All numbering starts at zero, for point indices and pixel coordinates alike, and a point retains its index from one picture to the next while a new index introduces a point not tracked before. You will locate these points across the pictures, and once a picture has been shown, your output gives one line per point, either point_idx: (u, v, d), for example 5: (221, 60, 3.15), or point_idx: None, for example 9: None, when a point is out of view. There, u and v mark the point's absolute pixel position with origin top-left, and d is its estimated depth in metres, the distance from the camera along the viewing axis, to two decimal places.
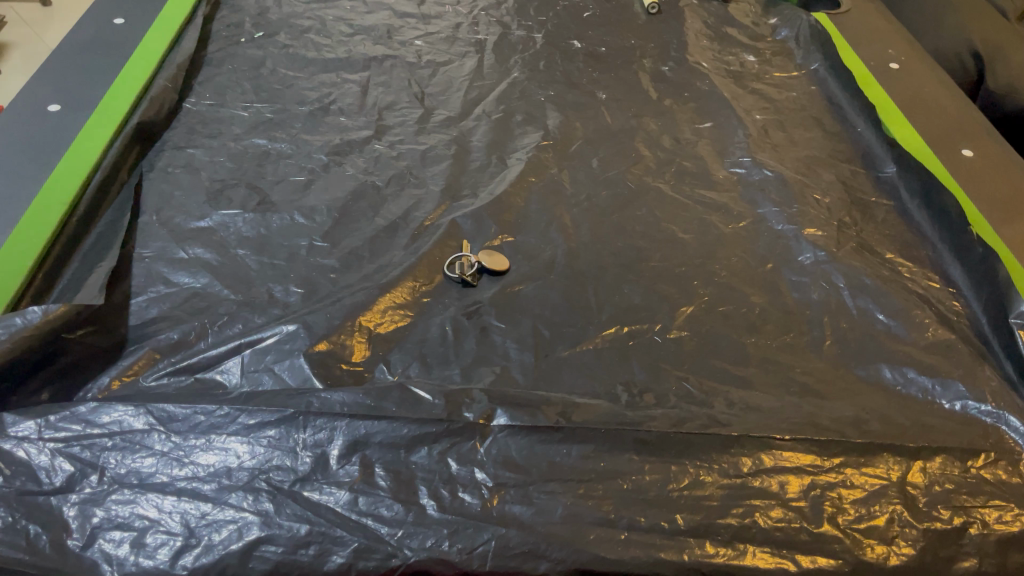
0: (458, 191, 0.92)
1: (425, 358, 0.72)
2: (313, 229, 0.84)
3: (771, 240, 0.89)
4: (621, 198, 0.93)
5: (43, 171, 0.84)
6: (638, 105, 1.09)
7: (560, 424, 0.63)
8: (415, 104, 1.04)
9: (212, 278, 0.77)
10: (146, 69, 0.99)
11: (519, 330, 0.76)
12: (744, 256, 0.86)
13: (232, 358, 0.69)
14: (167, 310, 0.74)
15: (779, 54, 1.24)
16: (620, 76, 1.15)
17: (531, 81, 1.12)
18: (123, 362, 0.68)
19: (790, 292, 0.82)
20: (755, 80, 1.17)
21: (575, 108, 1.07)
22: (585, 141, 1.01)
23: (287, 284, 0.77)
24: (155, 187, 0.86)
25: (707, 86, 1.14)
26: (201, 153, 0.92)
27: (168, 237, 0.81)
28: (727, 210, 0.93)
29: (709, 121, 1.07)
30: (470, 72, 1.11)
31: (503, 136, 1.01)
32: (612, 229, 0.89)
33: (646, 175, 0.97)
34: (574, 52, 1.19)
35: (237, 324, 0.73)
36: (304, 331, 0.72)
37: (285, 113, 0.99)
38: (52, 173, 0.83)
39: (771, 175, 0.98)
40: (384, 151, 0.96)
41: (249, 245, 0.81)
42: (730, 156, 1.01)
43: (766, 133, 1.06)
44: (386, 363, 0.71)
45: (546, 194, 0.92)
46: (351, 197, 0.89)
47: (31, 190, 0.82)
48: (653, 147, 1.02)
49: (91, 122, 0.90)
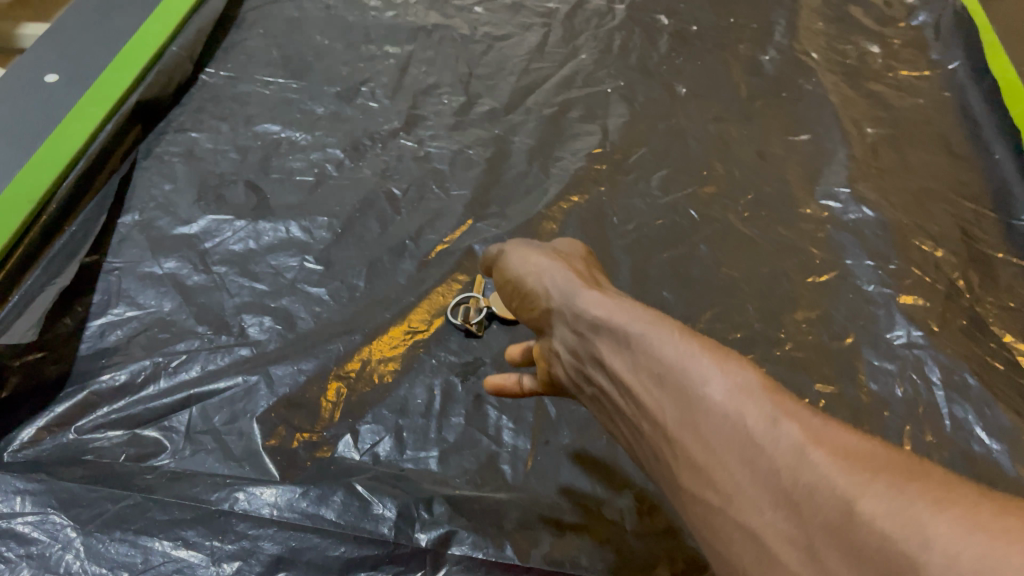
0: (485, 205, 0.80)
1: (401, 434, 0.61)
2: (309, 247, 0.74)
3: (855, 305, 0.72)
4: (679, 230, 0.78)
5: (29, 145, 0.74)
6: (719, 105, 0.92)
7: (530, 564, 0.52)
8: (458, 90, 0.92)
9: (179, 305, 0.68)
10: (160, 31, 0.89)
11: (519, 404, 0.63)
12: (816, 326, 0.71)
13: (178, 414, 0.60)
14: (123, 339, 0.65)
15: (911, 45, 1.01)
16: (705, 64, 0.97)
17: (598, 65, 0.96)
18: (55, 410, 0.60)
19: (866, 383, 0.67)
20: (874, 79, 0.97)
21: (643, 103, 0.91)
22: (649, 151, 0.86)
23: (262, 319, 0.68)
24: (145, 179, 0.79)
25: (812, 85, 0.95)
26: (205, 139, 0.83)
27: (145, 247, 0.73)
28: (809, 258, 0.76)
29: (806, 133, 0.89)
30: (529, 50, 0.97)
31: (553, 135, 0.87)
32: (660, 272, 0.75)
33: (717, 203, 0.81)
34: (658, 30, 1.01)
35: (193, 366, 0.64)
36: (265, 385, 0.62)
37: (309, 93, 0.90)
38: (38, 149, 0.73)
39: (870, 216, 0.80)
40: (411, 150, 0.84)
41: (231, 262, 0.72)
42: (825, 183, 0.83)
43: (873, 153, 0.87)
44: (354, 435, 0.60)
45: (587, 221, 0.79)
46: (360, 208, 0.78)
47: (12, 167, 0.72)
48: (732, 164, 0.85)
49: (91, 95, 0.80)
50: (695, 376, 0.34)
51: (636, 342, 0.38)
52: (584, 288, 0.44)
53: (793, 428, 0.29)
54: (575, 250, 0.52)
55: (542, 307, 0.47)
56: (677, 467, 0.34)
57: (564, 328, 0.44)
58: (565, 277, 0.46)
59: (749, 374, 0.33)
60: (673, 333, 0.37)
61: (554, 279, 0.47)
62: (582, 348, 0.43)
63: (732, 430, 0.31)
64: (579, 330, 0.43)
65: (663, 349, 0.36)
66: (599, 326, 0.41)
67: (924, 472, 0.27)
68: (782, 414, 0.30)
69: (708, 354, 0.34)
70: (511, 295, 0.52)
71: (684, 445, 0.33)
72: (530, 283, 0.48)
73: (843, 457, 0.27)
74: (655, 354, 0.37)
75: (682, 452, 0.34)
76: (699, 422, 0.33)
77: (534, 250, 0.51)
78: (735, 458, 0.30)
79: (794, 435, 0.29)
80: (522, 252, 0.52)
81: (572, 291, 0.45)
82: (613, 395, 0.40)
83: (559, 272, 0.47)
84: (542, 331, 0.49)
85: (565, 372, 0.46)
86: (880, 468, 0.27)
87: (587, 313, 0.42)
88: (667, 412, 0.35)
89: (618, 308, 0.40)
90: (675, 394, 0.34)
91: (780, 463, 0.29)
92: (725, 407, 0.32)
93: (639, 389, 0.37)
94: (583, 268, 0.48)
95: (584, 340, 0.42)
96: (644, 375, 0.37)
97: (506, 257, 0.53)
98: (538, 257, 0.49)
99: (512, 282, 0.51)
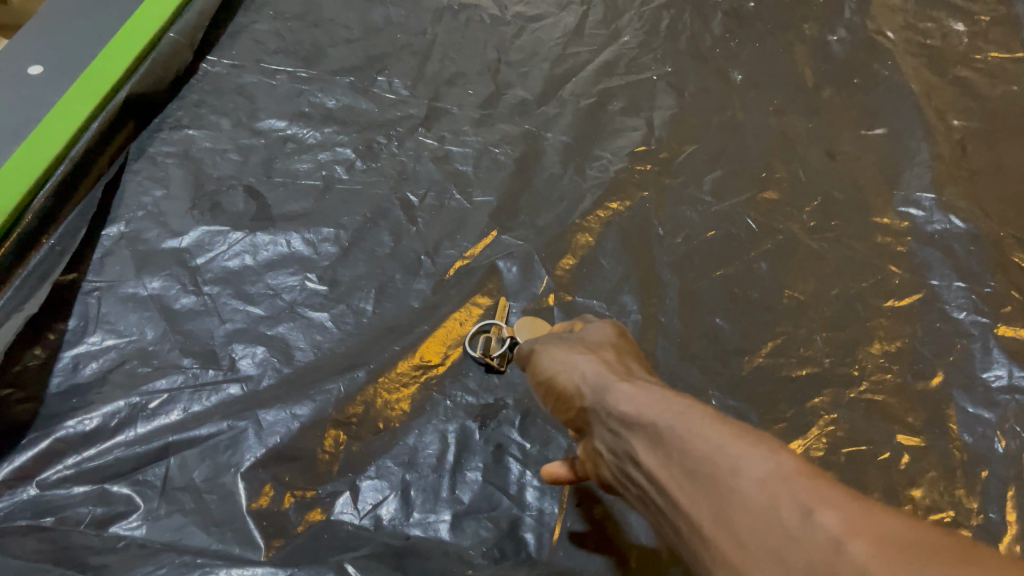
0: (512, 213, 0.70)
1: (409, 492, 0.53)
2: (313, 264, 0.65)
3: (944, 337, 0.62)
4: (735, 243, 0.68)
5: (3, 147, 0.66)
6: (781, 95, 0.81)
7: None
8: (485, 79, 0.82)
9: (163, 332, 0.60)
10: (158, 15, 0.80)
11: (547, 459, 0.55)
12: (898, 362, 0.60)
13: (154, 467, 0.53)
14: (99, 374, 0.57)
15: (1001, 23, 0.89)
16: (765, 47, 0.86)
17: (643, 49, 0.85)
18: (16, 461, 0.52)
19: (959, 435, 0.57)
20: (960, 63, 0.85)
21: (694, 93, 0.81)
22: (701, 150, 0.75)
23: (256, 350, 0.60)
24: (134, 184, 0.71)
25: (888, 71, 0.83)
26: (202, 137, 0.75)
27: (128, 263, 0.65)
28: (888, 277, 0.66)
29: (881, 127, 0.77)
30: (566, 33, 0.87)
31: (592, 131, 0.77)
32: (713, 295, 0.65)
33: (778, 211, 0.71)
34: (711, 7, 0.90)
35: (174, 409, 0.56)
36: (254, 433, 0.54)
37: (319, 83, 0.81)
38: (13, 151, 0.66)
39: (960, 227, 0.69)
40: (430, 148, 0.75)
41: (225, 282, 0.64)
42: (905, 187, 0.72)
43: (962, 151, 0.75)
44: (354, 492, 0.52)
45: (628, 232, 0.69)
46: (372, 218, 0.69)
47: None
48: (795, 163, 0.75)
49: (76, 88, 0.72)
50: (723, 464, 0.27)
51: (661, 429, 0.32)
52: (615, 380, 0.37)
53: (829, 519, 0.23)
54: (608, 336, 0.44)
55: (573, 402, 0.40)
56: (705, 568, 0.27)
57: (599, 426, 0.37)
58: (595, 367, 0.39)
59: (785, 459, 0.27)
60: (701, 415, 0.31)
61: (583, 369, 0.40)
62: (613, 447, 0.36)
63: (764, 525, 0.25)
64: (608, 424, 0.36)
65: (691, 434, 0.30)
66: (631, 424, 0.34)
67: (987, 561, 0.21)
68: (820, 504, 0.24)
69: (739, 437, 0.28)
70: (541, 392, 0.45)
71: (707, 544, 0.27)
72: (562, 382, 0.41)
73: (889, 550, 0.21)
74: (679, 443, 0.30)
75: (709, 550, 0.27)
76: (728, 518, 0.26)
77: (566, 342, 0.45)
78: (766, 557, 0.24)
79: (832, 530, 0.23)
80: (554, 344, 0.45)
81: (603, 381, 0.38)
82: (643, 497, 0.33)
83: (590, 361, 0.40)
84: (576, 427, 0.41)
85: (601, 471, 0.38)
86: (933, 560, 0.21)
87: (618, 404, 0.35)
88: (694, 508, 0.28)
89: (650, 399, 0.34)
90: (702, 487, 0.28)
91: (813, 559, 0.23)
92: (752, 497, 0.26)
93: (665, 483, 0.30)
94: (621, 357, 0.41)
95: (614, 436, 0.35)
96: (672, 469, 0.30)
97: (536, 359, 0.46)
98: (569, 353, 0.42)
99: (541, 374, 0.44)
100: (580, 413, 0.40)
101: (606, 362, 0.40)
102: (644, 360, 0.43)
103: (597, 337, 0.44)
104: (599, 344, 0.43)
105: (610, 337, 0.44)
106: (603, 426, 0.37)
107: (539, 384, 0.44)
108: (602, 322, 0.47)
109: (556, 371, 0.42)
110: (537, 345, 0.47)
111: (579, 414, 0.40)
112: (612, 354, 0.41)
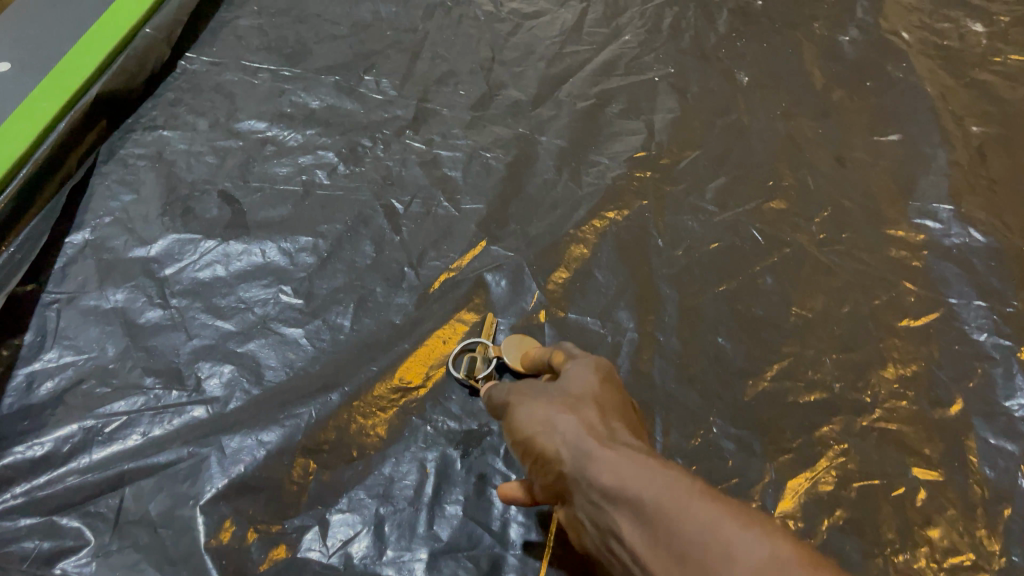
0: (502, 222, 0.66)
1: (382, 527, 0.49)
2: (288, 277, 0.61)
3: (964, 361, 0.57)
4: (739, 255, 0.64)
5: None
6: (790, 98, 0.76)
7: None
8: (477, 78, 0.78)
9: (124, 349, 0.56)
10: (133, 9, 0.76)
11: None
12: (913, 387, 0.56)
13: (107, 497, 0.49)
14: (54, 394, 0.54)
15: (1021, 23, 0.85)
16: (774, 47, 0.81)
17: (644, 49, 0.81)
18: None
19: (979, 468, 0.52)
20: (979, 65, 0.80)
21: (698, 95, 0.76)
22: (704, 156, 0.71)
23: (223, 369, 0.56)
24: (102, 188, 0.66)
25: (903, 72, 0.78)
26: (176, 137, 0.71)
27: (92, 272, 0.60)
28: (903, 294, 0.61)
29: (896, 133, 0.73)
30: (564, 31, 0.83)
31: (589, 134, 0.73)
32: (716, 312, 0.60)
33: (786, 222, 0.66)
34: (716, 4, 0.85)
35: (132, 433, 0.52)
36: (216, 461, 0.50)
37: (302, 81, 0.76)
38: None
39: (980, 241, 0.64)
40: (417, 152, 0.71)
41: (193, 294, 0.60)
42: (922, 196, 0.68)
43: (981, 158, 0.71)
44: (323, 527, 0.48)
45: (626, 243, 0.65)
46: (353, 227, 0.65)
47: None
48: (804, 170, 0.70)
49: (43, 86, 0.68)
50: (716, 548, 0.25)
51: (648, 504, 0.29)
52: (599, 446, 0.34)
53: None
54: (591, 385, 0.40)
55: (552, 466, 0.36)
56: None
57: (583, 498, 0.33)
58: (576, 429, 0.35)
59: (779, 542, 0.24)
60: (688, 489, 0.28)
61: (562, 431, 0.36)
62: (598, 523, 0.32)
63: None
64: (592, 497, 0.32)
65: (676, 511, 0.27)
66: (618, 500, 0.31)
67: None
68: None
69: (728, 515, 0.26)
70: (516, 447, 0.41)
71: None
72: (541, 443, 0.37)
73: None
74: (667, 521, 0.28)
75: None
76: None
77: (542, 392, 0.41)
78: None
79: None
80: (529, 393, 0.41)
81: (586, 447, 0.34)
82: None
83: (570, 420, 0.36)
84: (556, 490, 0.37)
85: (583, 541, 0.35)
86: None
87: (600, 472, 0.32)
88: None
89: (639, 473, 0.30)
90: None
91: None
92: None
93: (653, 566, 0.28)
94: (604, 415, 0.37)
95: (600, 512, 0.32)
96: (660, 551, 0.28)
97: (513, 409, 0.41)
98: (546, 409, 0.38)
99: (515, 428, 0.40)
100: (559, 478, 0.36)
101: (587, 421, 0.36)
102: (630, 413, 0.39)
103: (577, 385, 0.40)
104: (580, 399, 0.39)
105: (589, 383, 0.40)
106: (586, 497, 0.33)
107: (513, 439, 0.40)
108: (584, 365, 0.43)
109: (532, 429, 0.38)
110: (510, 394, 0.43)
111: (557, 479, 0.36)
112: (592, 409, 0.37)
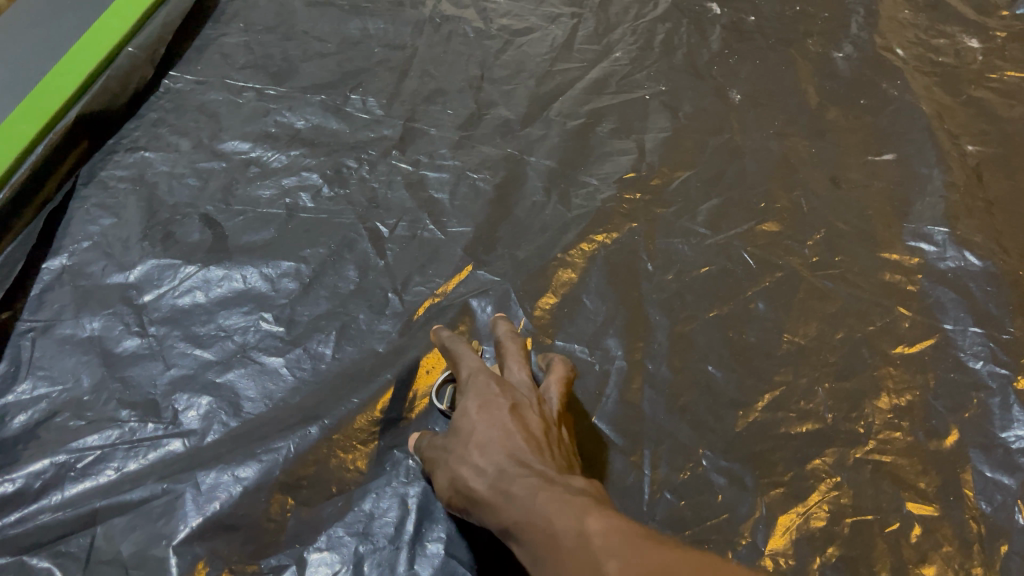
0: (489, 246, 0.65)
1: (362, 567, 0.48)
2: (271, 303, 0.60)
3: (960, 390, 0.56)
4: (730, 280, 0.63)
5: None
6: (783, 116, 0.75)
7: None
8: (466, 97, 0.76)
9: (100, 380, 0.55)
10: (116, 29, 0.75)
11: None
12: (908, 418, 0.55)
13: (78, 536, 0.47)
14: (27, 427, 0.52)
15: (1019, 39, 0.83)
16: (767, 64, 0.80)
17: (636, 66, 0.80)
18: None
19: (975, 503, 0.51)
20: (976, 83, 0.79)
21: (691, 114, 0.75)
22: (696, 177, 0.70)
23: (200, 401, 0.54)
24: (81, 212, 0.65)
25: (898, 90, 0.77)
26: (158, 158, 0.69)
27: (68, 300, 0.59)
28: (898, 320, 0.60)
29: (891, 153, 0.72)
30: (555, 48, 0.81)
31: (579, 154, 0.72)
32: (706, 340, 0.59)
33: (777, 246, 0.65)
34: (709, 21, 0.84)
35: (106, 469, 0.50)
36: (191, 497, 0.49)
37: (287, 99, 0.75)
38: None
39: (977, 264, 0.63)
40: (404, 173, 0.70)
41: (172, 321, 0.59)
42: (918, 218, 0.67)
43: (978, 179, 0.70)
44: (300, 565, 0.47)
45: (615, 267, 0.63)
46: (337, 251, 0.64)
47: None
48: (798, 192, 0.69)
49: (22, 110, 0.67)
50: (583, 537, 0.31)
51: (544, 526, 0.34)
52: (507, 490, 0.39)
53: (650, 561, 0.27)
54: (478, 423, 0.45)
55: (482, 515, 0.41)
56: None
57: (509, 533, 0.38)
58: (491, 482, 0.40)
59: (619, 523, 0.31)
60: (565, 504, 0.34)
61: (480, 487, 0.41)
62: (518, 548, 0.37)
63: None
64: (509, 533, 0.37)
65: (557, 518, 0.34)
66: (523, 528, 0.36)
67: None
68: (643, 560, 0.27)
69: (595, 509, 0.33)
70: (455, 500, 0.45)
71: None
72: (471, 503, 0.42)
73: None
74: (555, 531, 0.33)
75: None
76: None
77: (455, 450, 0.45)
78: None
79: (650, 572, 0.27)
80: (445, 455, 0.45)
81: (499, 494, 0.39)
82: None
83: (484, 475, 0.41)
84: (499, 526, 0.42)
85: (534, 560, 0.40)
86: None
87: (485, 495, 0.40)
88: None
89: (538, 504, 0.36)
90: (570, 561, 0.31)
91: None
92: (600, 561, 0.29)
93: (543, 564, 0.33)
94: (486, 450, 0.43)
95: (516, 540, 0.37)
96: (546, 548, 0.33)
97: (433, 474, 0.47)
98: (467, 475, 0.42)
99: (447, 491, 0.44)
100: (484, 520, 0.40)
101: (495, 470, 0.41)
102: (510, 422, 0.44)
103: (474, 431, 0.45)
104: (468, 444, 0.44)
105: (485, 422, 0.45)
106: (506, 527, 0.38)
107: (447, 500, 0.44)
108: (471, 396, 0.47)
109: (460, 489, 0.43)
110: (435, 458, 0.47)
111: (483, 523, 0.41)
112: (496, 451, 0.42)
